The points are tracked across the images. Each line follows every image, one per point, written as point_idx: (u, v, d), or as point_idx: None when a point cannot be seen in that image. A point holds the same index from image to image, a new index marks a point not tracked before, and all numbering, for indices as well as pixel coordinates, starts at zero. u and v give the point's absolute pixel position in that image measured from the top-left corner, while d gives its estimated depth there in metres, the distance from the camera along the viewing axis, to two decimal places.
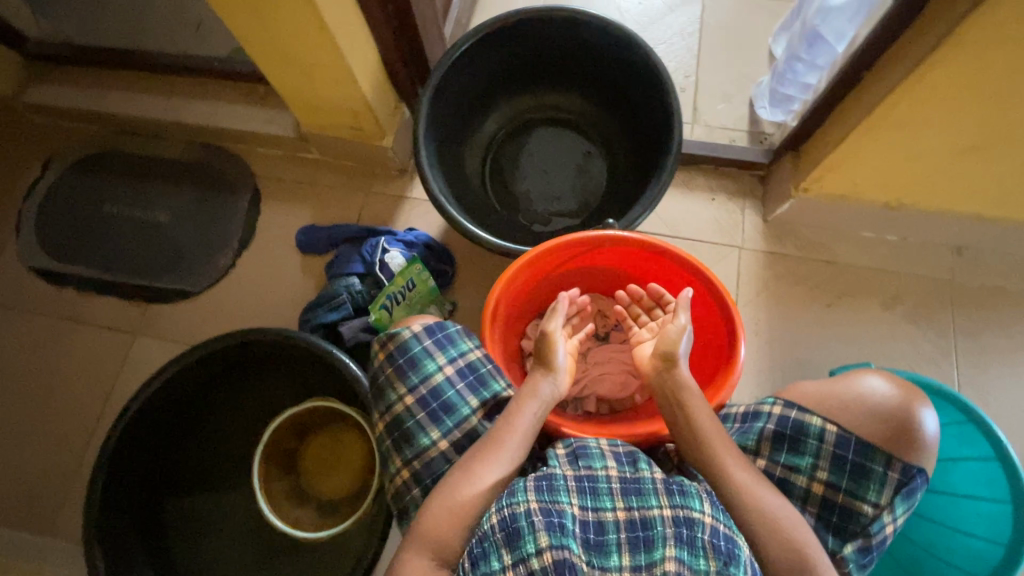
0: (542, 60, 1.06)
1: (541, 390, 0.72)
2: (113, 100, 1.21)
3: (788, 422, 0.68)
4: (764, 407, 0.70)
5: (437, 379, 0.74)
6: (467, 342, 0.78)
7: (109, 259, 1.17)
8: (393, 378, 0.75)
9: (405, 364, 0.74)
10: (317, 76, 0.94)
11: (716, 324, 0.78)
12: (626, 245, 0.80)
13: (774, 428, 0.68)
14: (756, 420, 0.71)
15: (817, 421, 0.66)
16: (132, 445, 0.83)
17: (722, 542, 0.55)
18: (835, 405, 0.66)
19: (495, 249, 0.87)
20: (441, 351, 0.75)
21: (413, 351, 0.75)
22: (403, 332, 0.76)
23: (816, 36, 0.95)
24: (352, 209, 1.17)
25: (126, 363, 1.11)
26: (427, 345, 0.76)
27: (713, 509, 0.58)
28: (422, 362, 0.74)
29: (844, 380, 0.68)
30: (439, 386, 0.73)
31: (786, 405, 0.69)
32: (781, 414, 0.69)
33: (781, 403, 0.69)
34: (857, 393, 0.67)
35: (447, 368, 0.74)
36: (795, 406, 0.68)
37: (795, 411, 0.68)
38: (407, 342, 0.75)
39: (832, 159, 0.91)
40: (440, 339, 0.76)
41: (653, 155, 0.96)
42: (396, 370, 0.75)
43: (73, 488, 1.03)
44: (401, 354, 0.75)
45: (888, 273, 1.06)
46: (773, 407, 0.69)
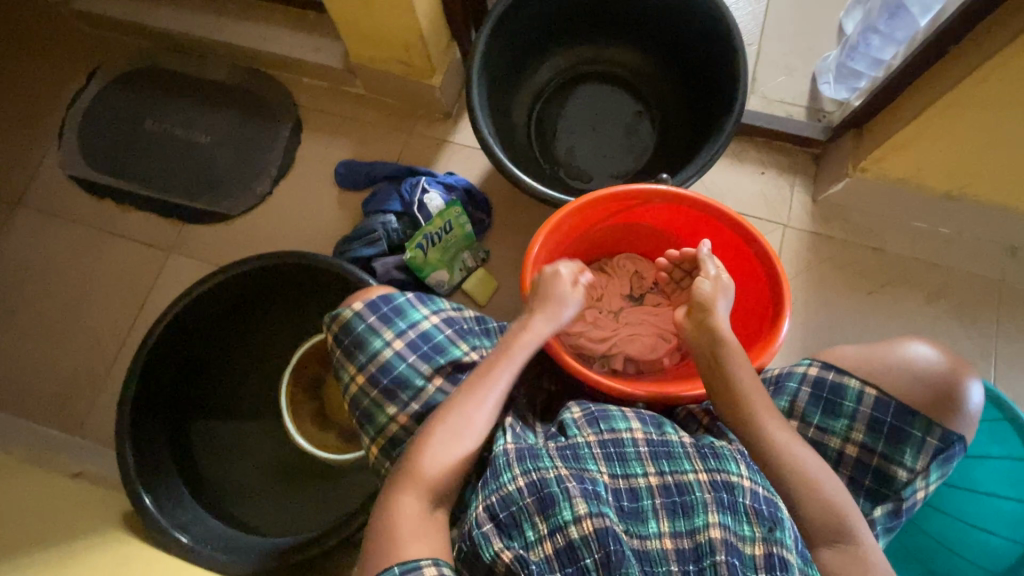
0: (604, 7, 1.02)
1: (531, 329, 0.70)
2: (163, 16, 1.19)
3: (825, 383, 0.66)
4: (799, 368, 0.68)
5: (386, 356, 0.71)
6: (419, 310, 0.73)
7: (149, 175, 1.17)
8: (344, 359, 0.73)
9: (353, 344, 0.72)
10: (375, 1, 0.91)
11: (761, 292, 0.76)
12: (677, 202, 0.78)
13: (809, 390, 0.67)
14: (790, 381, 0.68)
15: (854, 383, 0.65)
16: (165, 354, 0.86)
17: (765, 506, 0.55)
18: (877, 368, 0.65)
19: (542, 196, 0.86)
20: (387, 326, 0.72)
21: (358, 330, 0.72)
22: (345, 312, 0.73)
23: (899, 7, 0.91)
24: (393, 147, 1.16)
25: (159, 279, 1.12)
26: (372, 321, 0.72)
27: (750, 473, 0.58)
28: (367, 341, 0.71)
29: (888, 344, 0.66)
30: (389, 363, 0.70)
31: (823, 367, 0.67)
32: (817, 376, 0.67)
33: (818, 364, 0.68)
34: (899, 359, 0.65)
35: (396, 343, 0.71)
36: (833, 368, 0.67)
37: (832, 372, 0.66)
38: (350, 321, 0.72)
39: (899, 139, 0.87)
40: (386, 313, 0.72)
41: (712, 117, 0.92)
42: (346, 351, 0.72)
43: (102, 392, 1.06)
44: (346, 334, 0.72)
45: (935, 266, 1.03)
46: (809, 368, 0.68)
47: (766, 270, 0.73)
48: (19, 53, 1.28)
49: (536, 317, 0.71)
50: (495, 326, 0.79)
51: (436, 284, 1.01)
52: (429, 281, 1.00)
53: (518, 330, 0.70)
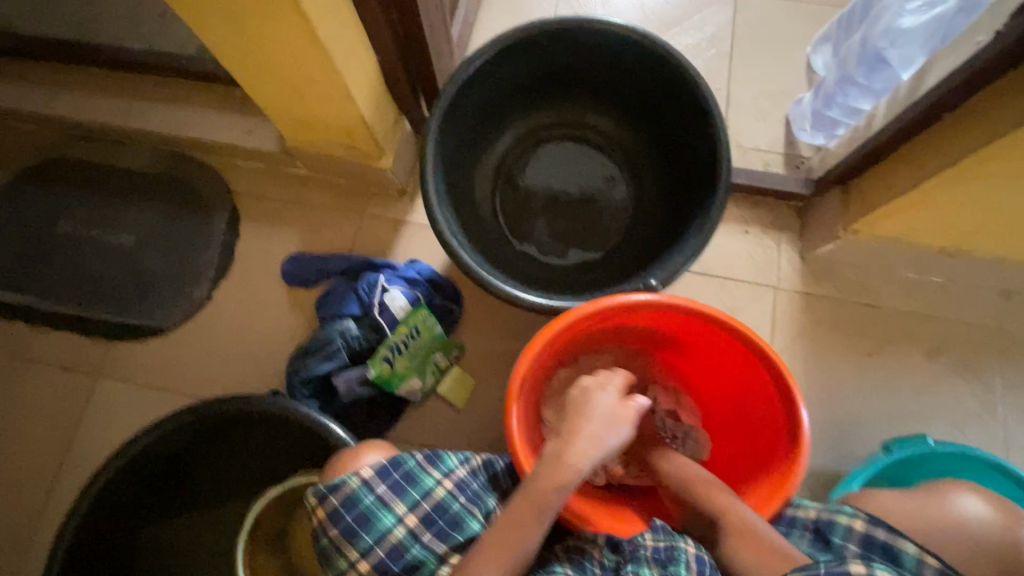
0: (564, 73, 0.93)
1: (575, 468, 0.60)
2: (65, 103, 1.05)
3: (875, 543, 0.58)
4: (842, 519, 0.62)
5: (398, 535, 0.59)
6: (431, 474, 0.63)
7: (61, 288, 1.02)
8: (339, 541, 0.59)
9: (355, 523, 0.59)
10: (306, 90, 0.80)
11: (771, 402, 0.68)
12: (670, 309, 0.69)
13: (858, 547, 0.60)
14: (834, 534, 0.63)
15: (912, 546, 0.59)
16: (92, 535, 0.74)
17: (661, 551, 0.56)
18: (939, 530, 0.63)
19: (521, 306, 0.76)
20: (399, 496, 0.61)
21: (363, 504, 0.60)
22: (349, 480, 0.61)
23: (880, 60, 0.83)
24: (345, 234, 1.04)
25: (87, 411, 0.97)
26: (380, 492, 0.61)
27: (653, 533, 0.59)
28: (375, 517, 0.59)
29: (943, 493, 0.66)
30: (400, 545, 0.59)
31: (870, 522, 0.60)
32: (865, 531, 0.60)
33: (864, 517, 0.60)
34: (959, 512, 0.64)
35: (409, 519, 0.60)
36: (882, 526, 0.59)
37: (884, 531, 0.59)
38: (354, 493, 0.60)
39: (895, 203, 0.81)
40: (397, 481, 0.62)
41: (693, 189, 0.85)
42: (343, 533, 0.59)
43: (30, 553, 0.92)
44: (348, 510, 0.60)
45: (933, 319, 0.97)
46: (855, 522, 0.61)
47: (774, 380, 0.66)
48: None
49: (576, 447, 0.62)
50: (505, 466, 0.69)
51: (407, 393, 0.90)
52: (400, 392, 0.89)
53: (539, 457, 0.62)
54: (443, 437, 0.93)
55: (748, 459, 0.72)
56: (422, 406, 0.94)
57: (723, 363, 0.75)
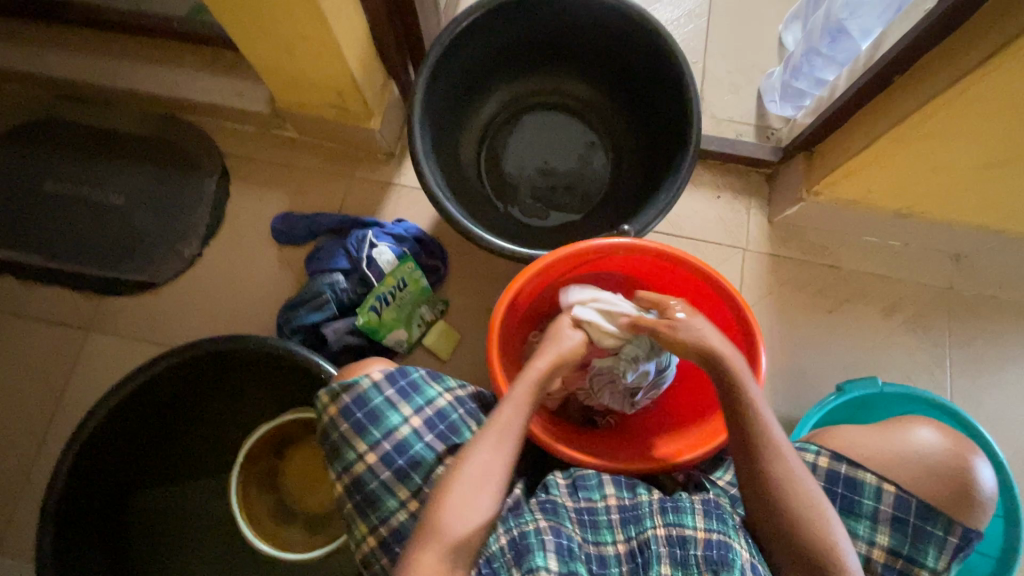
0: (547, 40, 0.97)
1: (533, 367, 0.65)
2: (53, 61, 1.06)
3: (838, 476, 0.68)
4: (809, 456, 0.70)
5: (403, 433, 0.64)
6: (435, 386, 0.68)
7: (51, 244, 1.04)
8: (349, 435, 0.64)
9: (365, 418, 0.64)
10: (297, 48, 0.83)
11: (734, 338, 0.74)
12: (641, 253, 0.74)
13: (825, 482, 0.68)
14: None
15: (871, 479, 0.68)
16: (88, 468, 0.77)
17: (715, 552, 0.56)
18: (891, 460, 0.70)
19: (503, 253, 0.80)
20: (405, 401, 0.65)
21: (373, 403, 0.65)
22: (361, 381, 0.65)
23: (841, 31, 0.89)
24: (334, 195, 1.07)
25: (78, 363, 1.00)
26: (389, 395, 0.65)
27: (706, 521, 0.58)
28: (383, 415, 0.64)
29: (895, 427, 0.72)
30: (404, 441, 0.64)
31: (833, 458, 0.69)
32: (829, 467, 0.69)
33: (828, 454, 0.69)
34: (909, 444, 0.71)
35: (414, 420, 0.65)
36: (844, 460, 0.69)
37: (846, 466, 0.68)
38: (365, 392, 0.65)
39: (852, 165, 0.87)
40: (404, 388, 0.66)
41: (667, 150, 0.90)
42: (353, 426, 0.64)
43: (23, 499, 0.94)
44: (359, 408, 0.64)
45: (889, 280, 1.04)
46: (821, 458, 0.69)
47: (735, 316, 0.72)
48: None
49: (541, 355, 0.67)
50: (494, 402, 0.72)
51: (394, 344, 0.94)
52: (387, 342, 0.93)
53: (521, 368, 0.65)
54: None
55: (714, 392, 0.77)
56: (409, 357, 0.98)
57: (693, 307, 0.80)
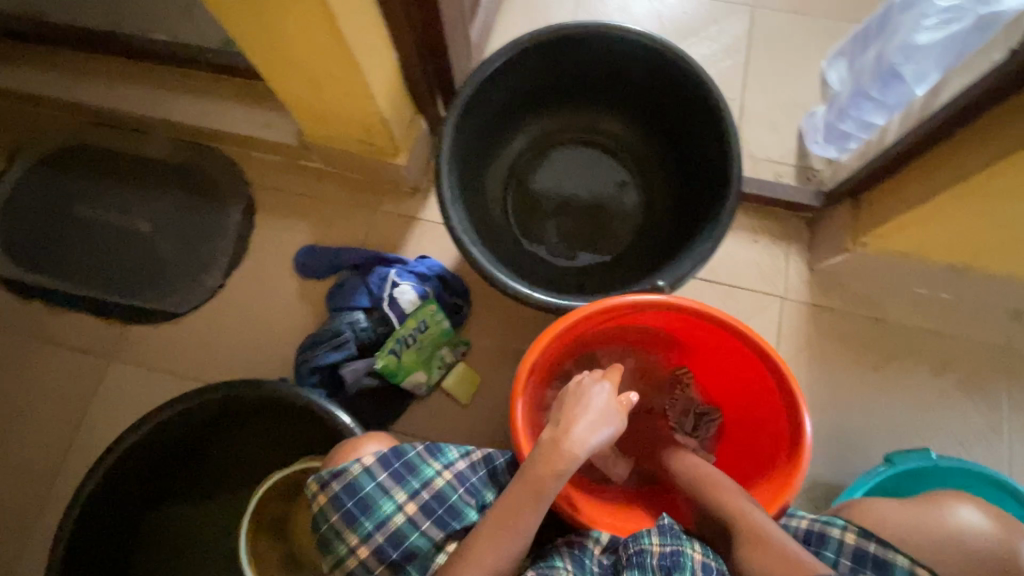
0: (579, 78, 0.95)
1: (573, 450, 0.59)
2: (90, 91, 1.07)
3: (866, 557, 0.57)
4: (834, 532, 0.61)
5: (397, 523, 0.61)
6: (431, 465, 0.65)
7: (79, 271, 1.04)
8: (340, 526, 0.62)
9: (355, 508, 0.61)
10: (326, 85, 0.82)
11: (773, 403, 0.69)
12: (676, 311, 0.70)
13: (850, 562, 0.58)
14: (826, 548, 0.60)
15: (904, 561, 0.56)
16: (99, 513, 0.76)
17: (668, 556, 0.54)
18: (937, 543, 0.63)
19: (530, 302, 0.76)
20: (400, 486, 0.63)
21: (364, 491, 0.62)
22: (351, 467, 0.63)
23: (893, 75, 0.83)
24: (357, 229, 1.06)
25: (98, 392, 0.99)
26: (382, 480, 0.62)
27: (661, 537, 0.56)
28: (375, 504, 0.62)
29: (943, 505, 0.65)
30: (399, 532, 0.61)
31: (862, 534, 0.59)
32: (856, 545, 0.59)
33: (856, 530, 0.59)
34: (962, 531, 0.63)
35: (408, 507, 0.62)
36: (874, 538, 0.58)
37: (874, 544, 0.58)
38: (355, 480, 0.62)
39: (906, 218, 0.81)
40: (397, 471, 0.63)
41: (704, 195, 0.86)
42: (343, 518, 0.62)
43: (37, 531, 0.93)
44: (349, 497, 0.62)
45: (939, 335, 0.97)
46: (846, 534, 0.60)
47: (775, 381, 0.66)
48: None
49: (573, 435, 0.60)
50: (504, 464, 0.68)
51: (413, 387, 0.91)
52: (405, 385, 0.90)
53: (555, 447, 0.60)
54: (446, 432, 0.93)
55: (750, 460, 0.72)
56: (428, 400, 0.95)
57: (729, 366, 0.76)
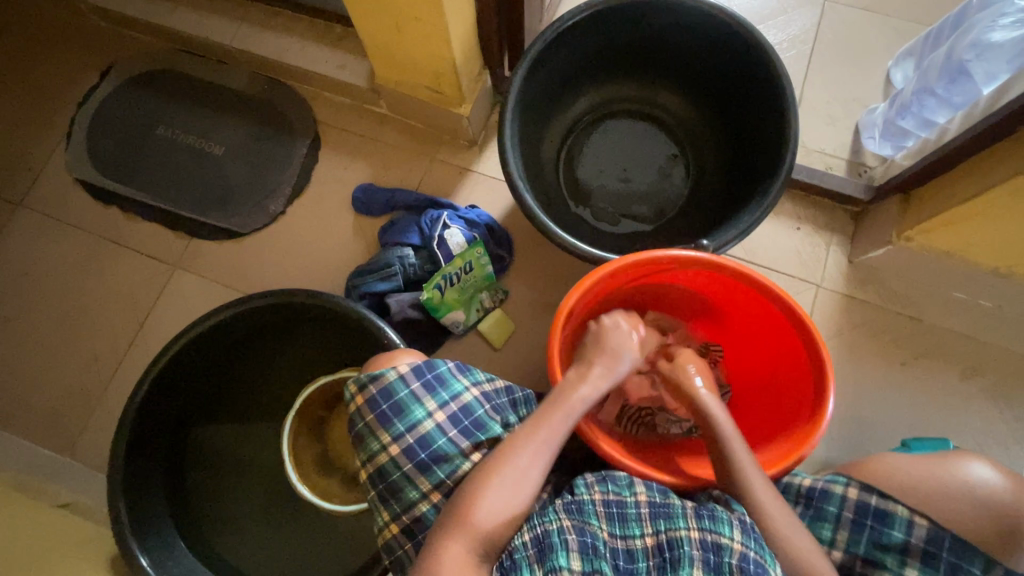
0: (646, 49, 0.97)
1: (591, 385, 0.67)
2: (181, 19, 1.14)
3: (868, 509, 0.65)
4: (837, 488, 0.66)
5: (426, 428, 0.66)
6: (460, 380, 0.69)
7: (155, 184, 1.12)
8: (374, 425, 0.66)
9: (389, 410, 0.66)
10: (407, 29, 0.87)
11: (801, 369, 0.71)
12: (719, 270, 0.73)
13: (852, 515, 0.65)
14: (828, 503, 0.67)
15: (903, 510, 0.64)
16: (163, 393, 0.83)
17: (753, 567, 0.54)
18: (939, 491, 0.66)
19: (575, 250, 0.80)
20: (431, 395, 0.67)
21: (398, 396, 0.66)
22: (388, 373, 0.67)
23: (962, 72, 0.84)
24: (413, 174, 1.11)
25: (162, 296, 1.07)
26: (414, 388, 0.67)
27: (744, 536, 0.56)
28: (407, 408, 0.66)
29: (948, 461, 0.68)
30: (427, 435, 0.65)
31: (863, 489, 0.65)
32: (858, 499, 0.65)
33: (858, 485, 0.66)
34: (964, 483, 0.66)
35: (438, 415, 0.66)
36: (874, 492, 0.65)
37: (876, 497, 0.65)
38: (390, 385, 0.67)
39: (956, 213, 0.82)
40: (430, 381, 0.67)
41: (755, 172, 0.88)
42: (378, 418, 0.66)
43: (97, 412, 1.02)
44: (385, 400, 0.66)
45: (972, 341, 0.98)
46: (848, 490, 0.66)
47: (806, 347, 0.69)
48: (26, 47, 1.23)
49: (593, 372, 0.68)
50: (523, 397, 0.75)
51: (450, 324, 0.96)
52: (444, 320, 0.96)
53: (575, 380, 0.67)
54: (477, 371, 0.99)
55: (766, 424, 0.75)
56: (463, 339, 1.00)
57: (762, 334, 0.78)
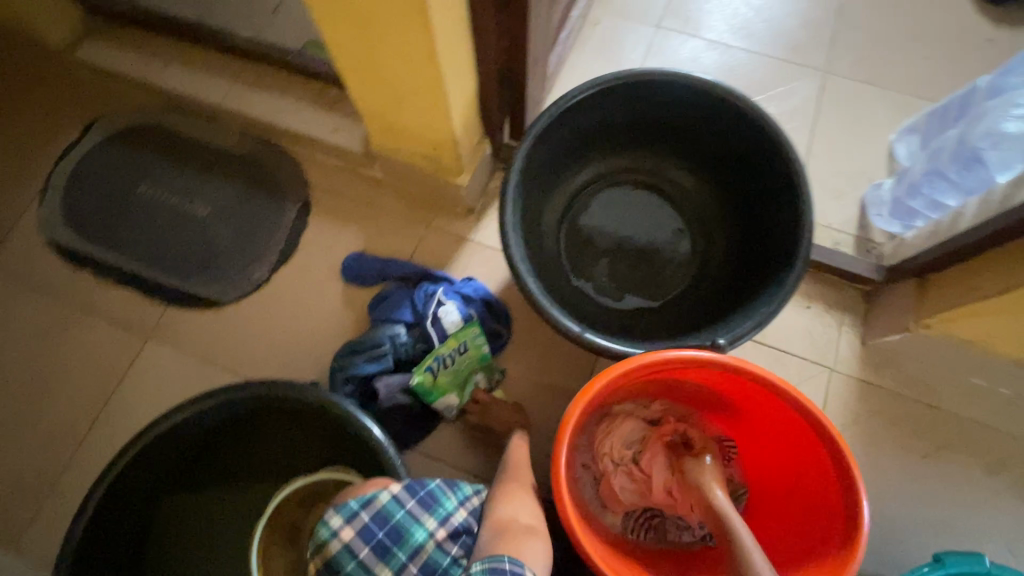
0: (653, 124, 0.94)
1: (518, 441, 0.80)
2: (171, 76, 1.10)
3: None
4: None
5: (430, 551, 0.57)
6: (451, 496, 0.63)
7: (131, 247, 1.06)
8: (368, 563, 0.55)
9: (387, 538, 0.56)
10: (406, 100, 0.83)
11: (828, 485, 0.65)
12: (737, 373, 0.67)
13: None
14: None
15: None
16: (122, 494, 0.75)
17: None
18: None
19: (580, 342, 0.73)
20: (429, 513, 0.59)
21: (395, 519, 0.57)
22: (380, 494, 0.58)
23: (976, 159, 0.82)
24: (408, 241, 1.06)
25: (131, 368, 1.00)
26: (411, 507, 0.59)
27: None
28: (407, 532, 0.57)
29: None
30: (431, 561, 0.57)
31: None
32: None
33: None
34: None
35: (439, 534, 0.59)
36: None
37: None
38: (385, 507, 0.58)
39: (979, 305, 0.78)
40: (424, 498, 0.60)
41: (768, 256, 0.84)
42: (374, 551, 0.56)
43: (50, 500, 0.92)
44: (380, 526, 0.56)
45: (995, 432, 0.92)
46: None
47: (834, 462, 0.63)
48: (6, 98, 1.18)
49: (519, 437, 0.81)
50: None
51: (443, 409, 0.89)
52: (436, 405, 0.89)
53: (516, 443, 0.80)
54: (470, 458, 0.92)
55: (794, 539, 0.69)
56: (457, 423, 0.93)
57: (782, 438, 0.72)
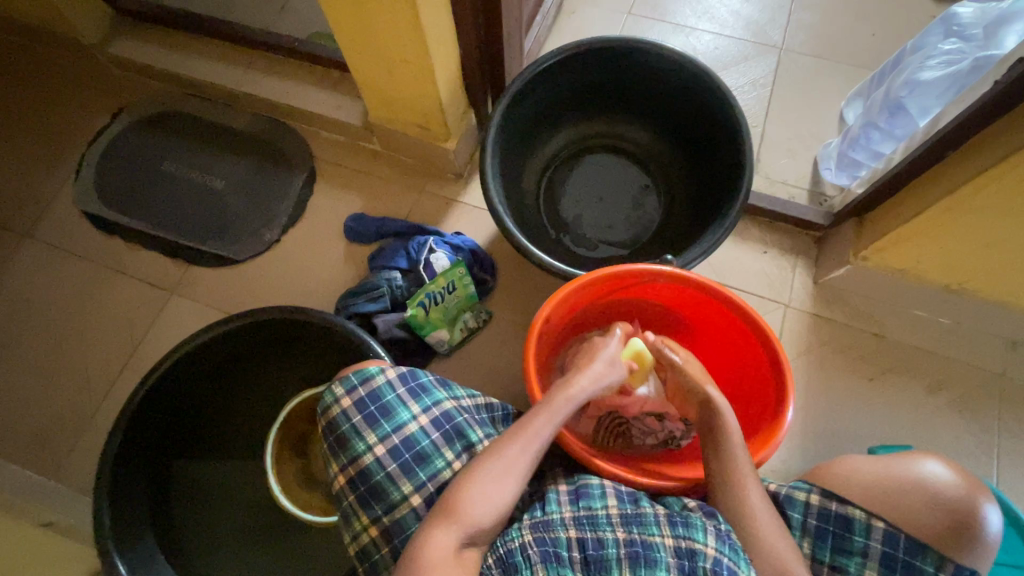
0: (618, 90, 1.06)
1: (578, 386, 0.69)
2: (191, 66, 1.24)
3: (829, 514, 0.68)
4: (799, 495, 0.70)
5: (411, 429, 0.67)
6: (443, 390, 0.72)
7: (156, 216, 1.18)
8: (361, 426, 0.67)
9: (377, 412, 0.68)
10: (397, 71, 0.96)
11: (764, 376, 0.76)
12: (684, 282, 0.78)
13: (815, 522, 0.69)
14: (793, 509, 0.70)
15: (859, 514, 0.67)
16: (153, 411, 0.85)
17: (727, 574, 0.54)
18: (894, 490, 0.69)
19: (549, 268, 0.84)
20: (415, 400, 0.69)
21: (386, 398, 0.69)
22: (377, 374, 0.69)
23: (899, 106, 0.94)
24: (403, 204, 1.18)
25: (157, 321, 1.11)
26: (401, 393, 0.69)
27: (718, 543, 0.57)
28: (395, 410, 0.68)
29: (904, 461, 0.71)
30: (411, 437, 0.67)
31: (823, 496, 0.69)
32: (820, 505, 0.69)
33: (818, 492, 0.69)
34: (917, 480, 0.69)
35: (422, 419, 0.68)
36: (833, 498, 0.68)
37: (834, 502, 0.68)
38: (379, 387, 0.69)
39: (905, 232, 0.88)
40: (413, 389, 0.70)
41: (718, 197, 0.95)
42: (364, 418, 0.68)
43: (85, 435, 1.03)
44: (372, 402, 0.68)
45: (935, 357, 1.02)
46: (810, 497, 0.70)
47: (767, 353, 0.74)
48: (43, 91, 1.32)
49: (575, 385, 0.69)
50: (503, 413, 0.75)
51: (436, 343, 1.00)
52: (429, 339, 0.99)
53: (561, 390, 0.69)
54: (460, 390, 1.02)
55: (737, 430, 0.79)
56: (448, 359, 1.04)
57: (728, 345, 0.83)
